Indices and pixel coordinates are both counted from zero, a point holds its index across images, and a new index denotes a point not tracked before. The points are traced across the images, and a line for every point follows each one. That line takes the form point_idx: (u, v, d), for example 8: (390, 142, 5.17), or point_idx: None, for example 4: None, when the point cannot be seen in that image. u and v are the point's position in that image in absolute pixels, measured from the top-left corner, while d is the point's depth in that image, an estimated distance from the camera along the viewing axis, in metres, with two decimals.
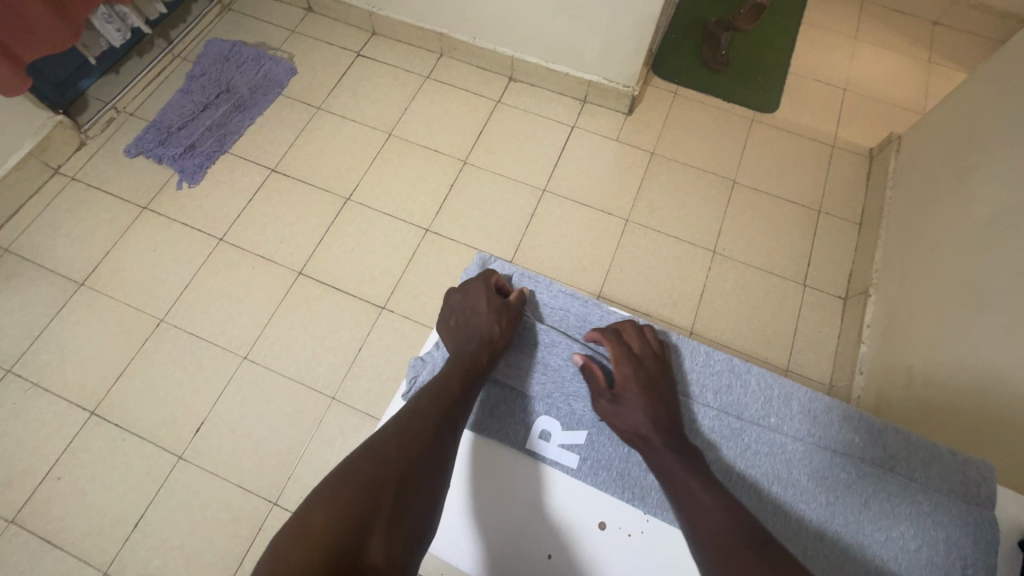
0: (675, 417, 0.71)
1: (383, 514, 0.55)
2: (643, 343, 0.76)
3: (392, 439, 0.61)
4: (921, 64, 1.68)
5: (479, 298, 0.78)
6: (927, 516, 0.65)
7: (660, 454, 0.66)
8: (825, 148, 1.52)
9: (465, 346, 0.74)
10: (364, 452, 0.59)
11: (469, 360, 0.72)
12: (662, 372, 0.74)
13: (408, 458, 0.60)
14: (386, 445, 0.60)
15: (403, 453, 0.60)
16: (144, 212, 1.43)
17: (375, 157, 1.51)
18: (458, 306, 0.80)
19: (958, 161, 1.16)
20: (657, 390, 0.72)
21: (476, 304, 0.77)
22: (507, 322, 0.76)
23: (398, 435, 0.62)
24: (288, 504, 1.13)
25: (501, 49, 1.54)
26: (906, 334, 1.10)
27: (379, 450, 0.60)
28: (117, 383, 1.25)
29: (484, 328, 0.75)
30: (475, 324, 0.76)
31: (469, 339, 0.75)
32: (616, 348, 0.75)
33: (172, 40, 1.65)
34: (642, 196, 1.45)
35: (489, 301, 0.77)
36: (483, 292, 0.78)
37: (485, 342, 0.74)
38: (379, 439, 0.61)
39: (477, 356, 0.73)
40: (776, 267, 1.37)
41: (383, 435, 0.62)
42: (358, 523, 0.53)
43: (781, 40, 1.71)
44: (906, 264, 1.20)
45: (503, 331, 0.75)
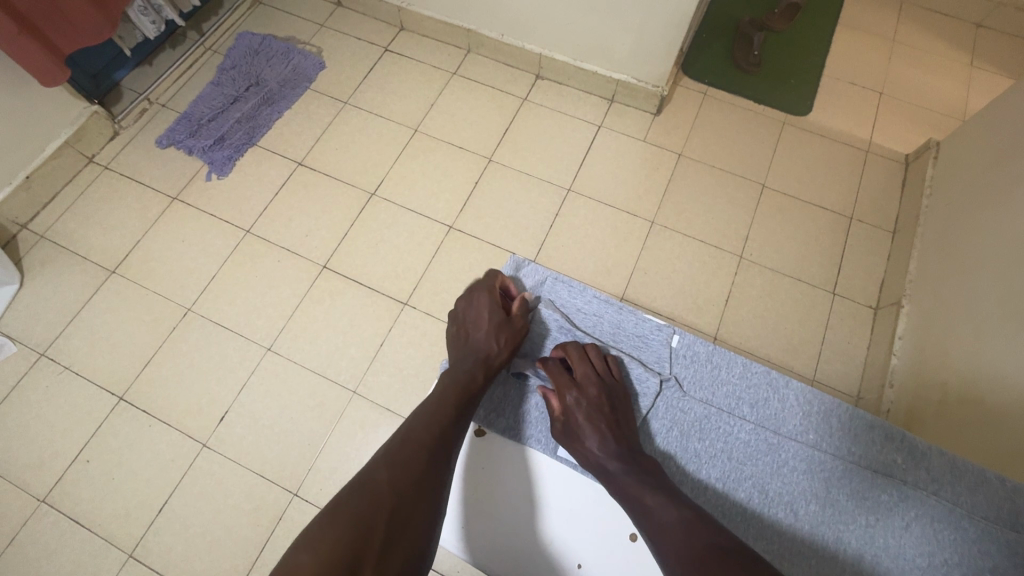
0: (626, 438, 0.70)
1: (376, 541, 0.55)
2: (586, 365, 0.75)
3: (382, 467, 0.61)
4: (962, 67, 1.63)
5: (483, 309, 0.79)
6: (972, 543, 0.63)
7: (616, 478, 0.67)
8: (859, 153, 1.48)
9: (467, 354, 0.76)
10: (354, 484, 0.59)
11: (467, 372, 0.74)
12: (606, 395, 0.72)
13: (398, 486, 0.60)
14: (374, 474, 0.60)
15: (393, 479, 0.60)
16: (174, 202, 1.46)
17: (400, 153, 1.51)
18: (463, 312, 0.82)
19: (999, 170, 1.12)
20: (603, 411, 0.71)
21: (479, 317, 0.79)
22: (505, 336, 0.77)
23: (388, 463, 0.62)
24: (308, 495, 1.15)
25: (530, 47, 1.53)
26: (941, 348, 1.07)
27: (368, 480, 0.60)
28: (145, 369, 1.27)
29: (482, 342, 0.77)
30: (476, 335, 0.78)
31: (467, 352, 0.77)
32: (558, 376, 0.75)
33: (204, 33, 1.67)
34: (668, 198, 1.43)
35: (490, 313, 0.79)
36: (487, 304, 0.80)
37: (481, 356, 0.75)
38: (368, 469, 0.61)
39: (472, 368, 0.74)
40: (805, 274, 1.34)
41: (372, 465, 0.62)
42: (350, 554, 0.52)
43: (816, 40, 1.67)
44: (941, 276, 1.16)
45: (501, 344, 0.76)
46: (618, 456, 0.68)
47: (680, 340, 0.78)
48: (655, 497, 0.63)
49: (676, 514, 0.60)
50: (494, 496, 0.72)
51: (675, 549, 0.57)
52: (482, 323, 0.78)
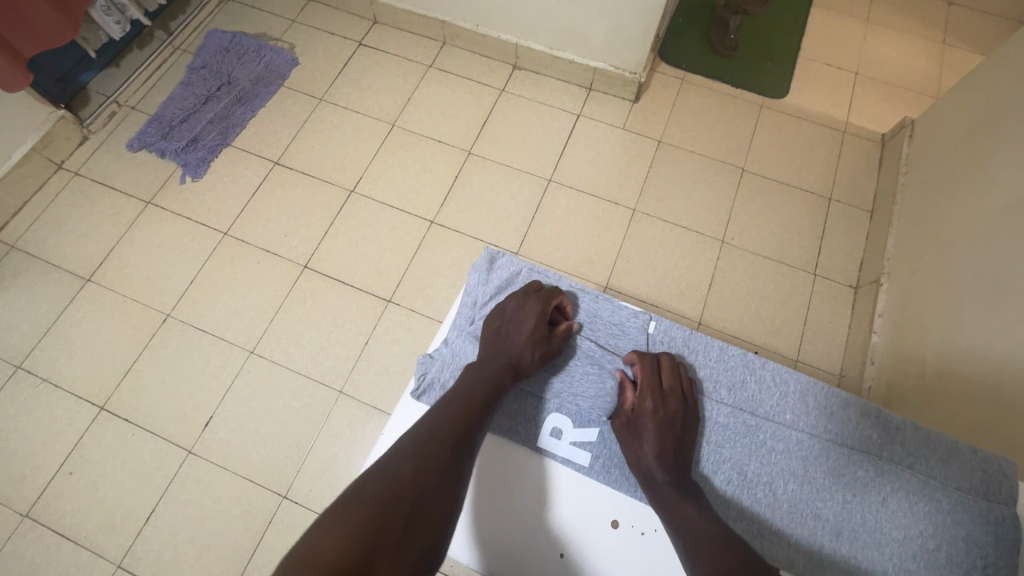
0: (685, 451, 0.69)
1: (395, 533, 0.53)
2: (673, 378, 0.72)
3: (407, 458, 0.59)
4: (935, 46, 1.64)
5: (530, 316, 0.74)
6: (946, 514, 0.64)
7: (661, 489, 0.65)
8: (836, 135, 1.49)
9: (496, 355, 0.72)
10: (377, 472, 0.58)
11: (493, 374, 0.70)
12: (682, 413, 0.70)
13: (421, 479, 0.58)
14: (398, 464, 0.59)
15: (416, 472, 0.58)
16: (148, 207, 1.43)
17: (378, 149, 1.49)
18: (505, 309, 0.76)
19: (973, 146, 1.14)
20: (673, 427, 0.69)
21: (522, 323, 0.74)
22: (541, 349, 0.73)
23: (411, 454, 0.60)
24: (297, 497, 1.14)
25: (506, 37, 1.52)
26: (919, 323, 1.09)
27: (392, 470, 0.58)
28: (126, 378, 1.25)
29: (516, 348, 0.72)
30: (509, 340, 0.73)
31: (500, 355, 0.72)
32: (646, 376, 0.72)
33: (172, 32, 1.63)
34: (649, 185, 1.43)
35: (535, 324, 0.74)
36: (536, 313, 0.75)
37: (512, 362, 0.72)
38: (391, 458, 0.60)
39: (501, 371, 0.71)
40: (786, 256, 1.35)
41: (398, 455, 0.60)
42: (370, 546, 0.51)
43: (791, 22, 1.68)
44: (918, 251, 1.18)
45: (535, 356, 0.73)
46: (669, 467, 0.67)
47: (656, 326, 0.79)
48: (693, 508, 0.63)
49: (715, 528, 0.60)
50: (485, 495, 0.71)
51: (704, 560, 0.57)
52: (523, 333, 0.73)
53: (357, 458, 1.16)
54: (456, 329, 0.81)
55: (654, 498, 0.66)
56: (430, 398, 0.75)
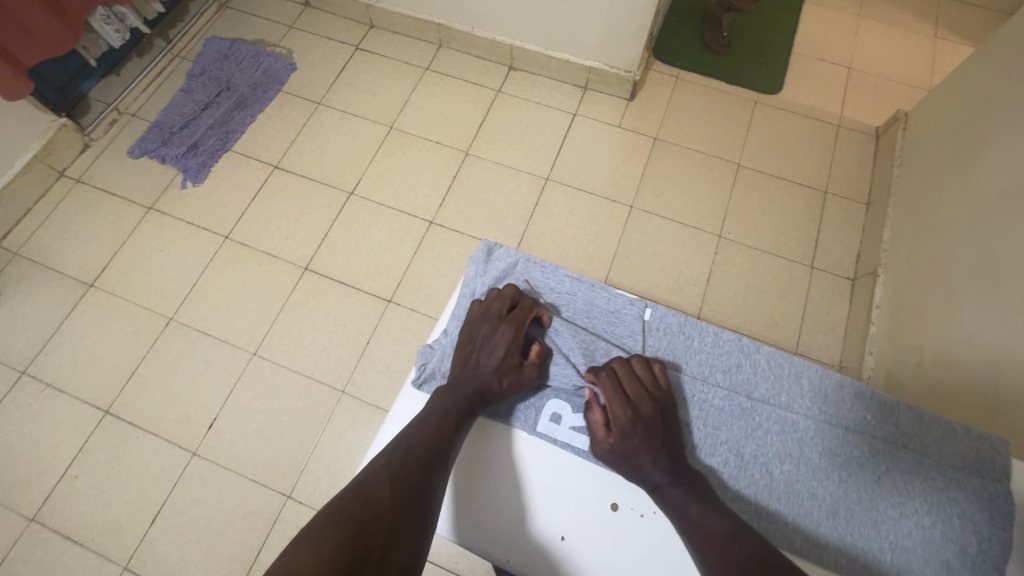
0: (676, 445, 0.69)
1: (374, 553, 0.53)
2: (637, 381, 0.71)
3: (385, 480, 0.60)
4: (928, 39, 1.65)
5: (502, 343, 0.74)
6: (940, 492, 0.65)
7: (664, 491, 0.65)
8: (831, 128, 1.50)
9: (466, 378, 0.73)
10: (355, 493, 0.58)
11: (463, 400, 0.70)
12: (660, 418, 0.70)
13: (397, 497, 0.59)
14: (375, 485, 0.59)
15: (393, 489, 0.59)
16: (149, 212, 1.44)
17: (376, 150, 1.50)
18: (478, 332, 0.76)
19: (966, 136, 1.15)
20: (655, 429, 0.69)
21: (494, 350, 0.74)
22: (510, 378, 0.73)
23: (390, 473, 0.61)
24: (302, 497, 1.15)
25: (501, 39, 1.53)
26: (914, 315, 1.10)
27: (369, 490, 0.59)
28: (130, 381, 1.26)
29: (485, 374, 0.72)
30: (479, 364, 0.74)
31: (465, 382, 0.72)
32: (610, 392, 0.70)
33: (171, 40, 1.65)
34: (645, 182, 1.45)
35: (506, 352, 0.73)
36: (505, 340, 0.74)
37: (481, 387, 0.72)
38: (370, 478, 0.60)
39: (471, 392, 0.71)
40: (783, 249, 1.36)
41: (375, 475, 0.61)
42: (351, 562, 0.51)
43: (784, 19, 1.69)
44: (914, 242, 1.19)
45: (503, 385, 0.72)
46: (666, 467, 0.66)
47: (652, 313, 0.79)
48: (700, 508, 0.63)
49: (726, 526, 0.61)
50: (483, 483, 0.71)
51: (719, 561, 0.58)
52: (494, 360, 0.73)
53: (360, 457, 1.17)
54: (453, 317, 0.82)
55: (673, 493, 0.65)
56: (430, 387, 0.77)
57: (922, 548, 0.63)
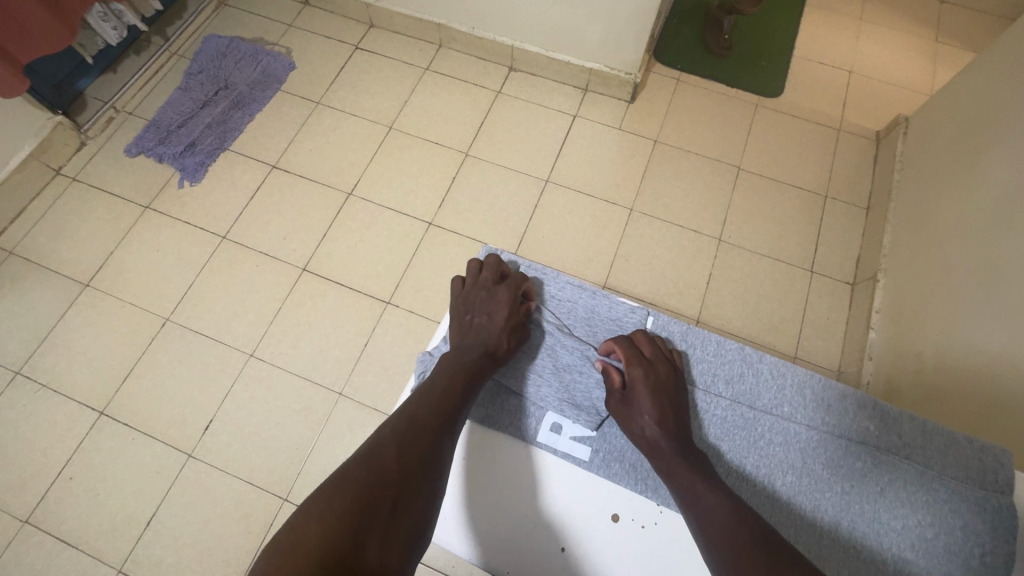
0: (684, 431, 0.69)
1: (381, 515, 0.53)
2: (654, 348, 0.75)
3: (390, 443, 0.59)
4: (929, 44, 1.65)
5: (501, 305, 0.76)
6: (943, 504, 0.64)
7: (667, 459, 0.66)
8: (831, 132, 1.50)
9: (472, 344, 0.74)
10: (361, 456, 0.57)
11: (470, 364, 0.71)
12: (672, 377, 0.72)
13: (404, 463, 0.58)
14: (382, 448, 0.58)
15: (400, 452, 0.58)
16: (146, 211, 1.43)
17: (375, 151, 1.49)
18: (476, 302, 0.79)
19: (967, 141, 1.15)
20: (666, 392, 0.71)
21: (495, 312, 0.76)
22: (513, 338, 0.75)
23: (395, 437, 0.60)
24: (298, 500, 1.14)
25: (501, 39, 1.53)
26: (915, 318, 1.10)
27: (375, 456, 0.57)
28: (126, 382, 1.25)
29: (490, 335, 0.74)
30: (483, 327, 0.76)
31: (470, 347, 0.74)
32: (629, 352, 0.74)
33: (169, 37, 1.63)
34: (645, 185, 1.44)
35: (508, 312, 0.76)
36: (506, 300, 0.76)
37: (489, 350, 0.73)
38: (375, 442, 0.59)
39: (477, 356, 0.72)
40: (783, 253, 1.35)
41: (380, 438, 0.60)
42: (358, 525, 0.51)
43: (785, 22, 1.69)
44: (915, 246, 1.19)
45: (509, 345, 0.75)
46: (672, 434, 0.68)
47: (653, 321, 0.79)
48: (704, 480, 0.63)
49: (725, 503, 0.60)
50: (482, 494, 0.70)
51: (721, 536, 0.58)
52: (497, 319, 0.75)
53: None
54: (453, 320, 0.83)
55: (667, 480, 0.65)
56: None
57: (925, 560, 0.63)
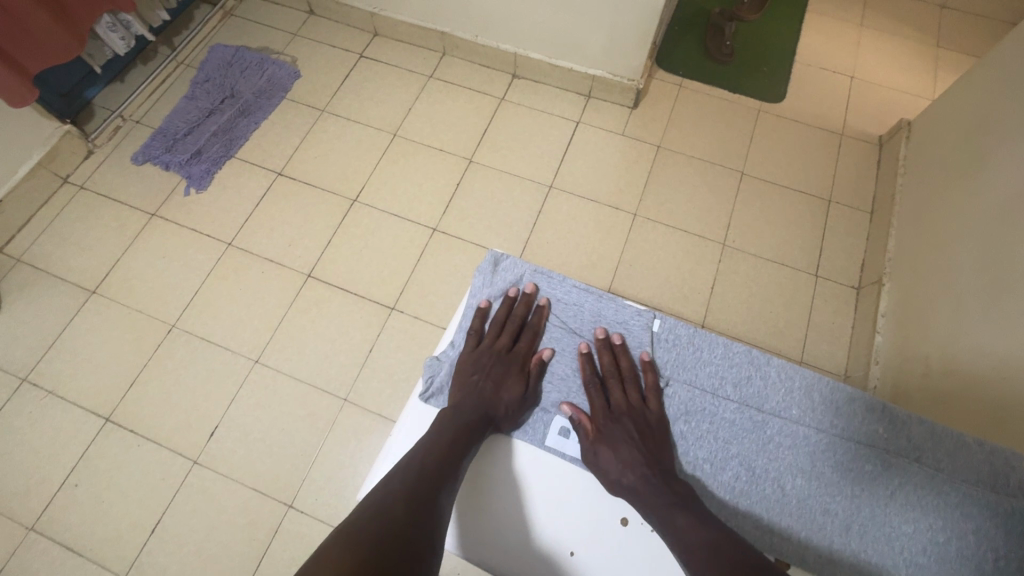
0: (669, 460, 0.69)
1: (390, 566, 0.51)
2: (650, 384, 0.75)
3: (398, 498, 0.59)
4: (930, 49, 1.66)
5: (512, 377, 0.76)
6: (954, 507, 0.64)
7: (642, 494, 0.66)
8: (834, 137, 1.50)
9: (471, 403, 0.73)
10: (369, 510, 0.57)
11: (470, 418, 0.70)
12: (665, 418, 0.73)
13: (412, 515, 0.57)
14: (390, 502, 0.58)
15: (407, 506, 0.58)
16: (153, 219, 1.44)
17: (379, 158, 1.50)
18: (485, 352, 0.78)
19: (971, 144, 1.15)
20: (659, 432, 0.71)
21: (503, 376, 0.76)
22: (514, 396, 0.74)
23: (403, 493, 0.60)
24: (304, 506, 1.14)
25: (504, 47, 1.54)
26: (922, 322, 1.09)
27: (384, 507, 0.57)
28: (132, 389, 1.25)
29: (493, 395, 0.73)
30: (484, 387, 0.75)
31: (470, 400, 0.73)
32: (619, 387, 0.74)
33: (176, 47, 1.65)
34: (649, 190, 1.45)
35: (514, 381, 0.75)
36: (515, 372, 0.76)
37: (487, 412, 0.72)
38: (383, 495, 0.59)
39: (476, 415, 0.71)
40: (787, 258, 1.35)
41: (387, 492, 0.60)
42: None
43: (786, 28, 1.70)
44: (920, 249, 1.18)
45: (509, 402, 0.74)
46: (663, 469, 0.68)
47: (661, 324, 0.78)
48: (685, 517, 0.62)
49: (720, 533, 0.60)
50: (490, 498, 0.70)
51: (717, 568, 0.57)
52: (501, 386, 0.75)
53: (363, 465, 1.16)
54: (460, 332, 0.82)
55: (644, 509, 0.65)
56: (438, 399, 0.76)
57: (938, 565, 0.62)
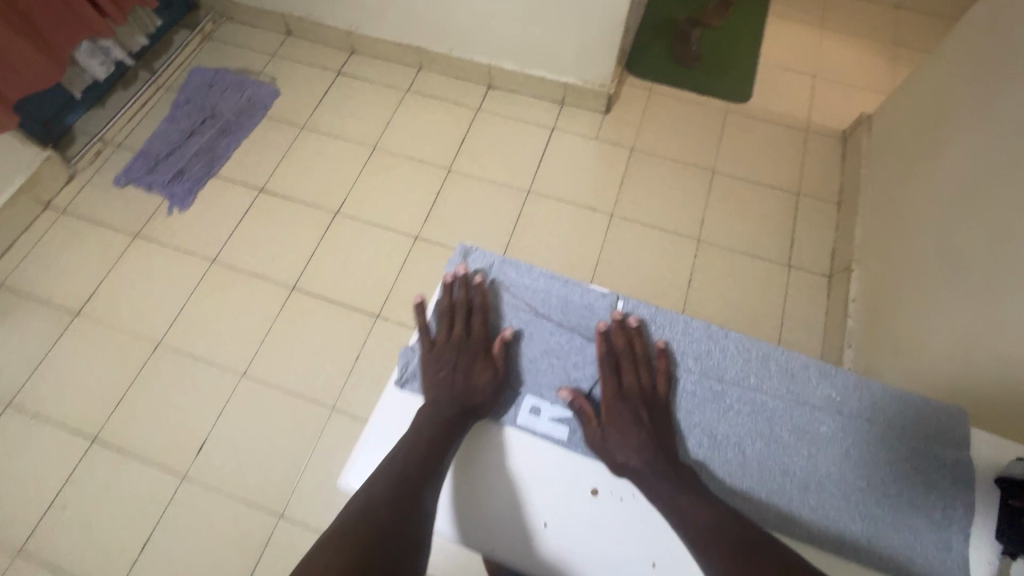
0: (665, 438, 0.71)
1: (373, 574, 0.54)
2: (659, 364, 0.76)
3: (381, 501, 0.61)
4: (887, 47, 1.73)
5: (479, 365, 0.77)
6: (903, 462, 0.68)
7: (647, 478, 0.67)
8: (800, 133, 1.56)
9: (446, 398, 0.74)
10: (355, 514, 0.59)
11: (452, 413, 0.71)
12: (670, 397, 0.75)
13: (395, 518, 0.59)
14: (373, 505, 0.60)
15: (391, 509, 0.60)
16: (136, 239, 1.45)
17: (360, 171, 1.53)
18: (452, 344, 0.78)
19: (926, 133, 1.20)
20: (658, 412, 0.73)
21: (473, 366, 0.77)
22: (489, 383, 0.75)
23: (385, 495, 0.62)
24: (294, 516, 1.14)
25: (478, 59, 1.58)
26: (890, 304, 1.13)
27: (369, 512, 0.59)
28: (118, 408, 1.25)
29: (468, 387, 0.74)
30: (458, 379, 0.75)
31: (447, 397, 0.74)
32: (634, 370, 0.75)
33: (155, 71, 1.68)
34: (624, 191, 1.49)
35: (481, 367, 0.77)
36: (481, 356, 0.77)
37: (461, 405, 0.72)
38: (367, 499, 0.61)
39: (455, 409, 0.72)
40: (761, 251, 1.39)
41: (371, 495, 0.62)
42: None
43: (749, 32, 1.76)
44: (884, 236, 1.23)
45: (487, 389, 0.75)
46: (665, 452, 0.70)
47: (624, 306, 0.80)
48: (688, 498, 0.65)
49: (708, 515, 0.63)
50: (463, 477, 0.71)
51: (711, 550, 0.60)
52: (472, 377, 0.75)
53: None
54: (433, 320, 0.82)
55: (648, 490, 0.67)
56: (413, 385, 0.77)
57: (890, 516, 0.66)
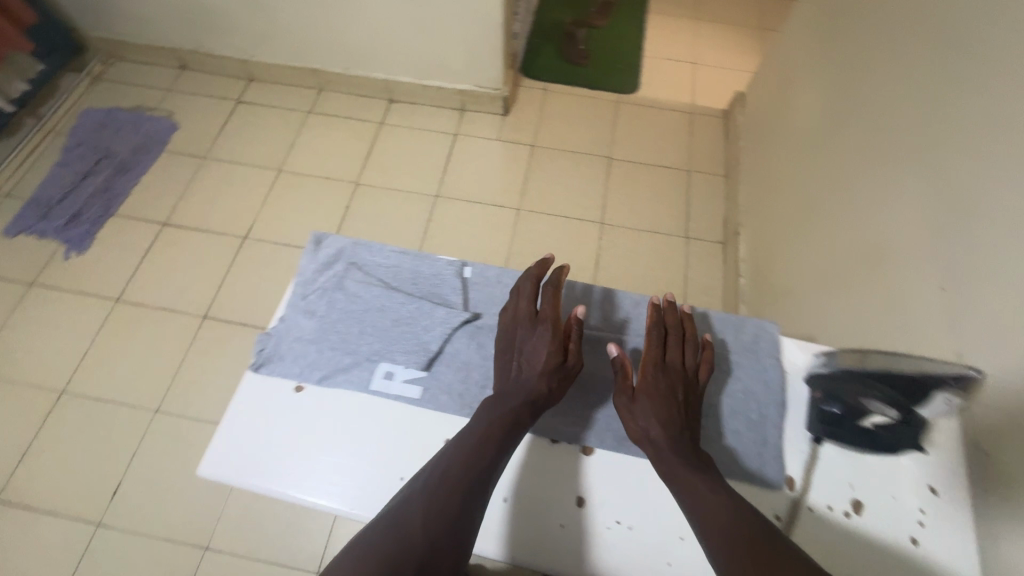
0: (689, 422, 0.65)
1: None
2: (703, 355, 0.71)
3: (415, 511, 0.57)
4: (755, 32, 1.89)
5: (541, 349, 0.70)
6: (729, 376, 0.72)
7: (662, 460, 0.62)
8: (686, 116, 1.67)
9: (510, 390, 0.67)
10: (386, 523, 0.56)
11: (508, 410, 0.65)
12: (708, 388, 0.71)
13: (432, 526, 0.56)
14: (406, 513, 0.57)
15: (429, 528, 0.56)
16: (32, 287, 1.39)
17: (267, 194, 1.53)
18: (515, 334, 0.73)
19: (782, 101, 1.32)
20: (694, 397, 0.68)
21: (537, 355, 0.70)
22: (558, 377, 0.68)
23: (422, 507, 0.57)
24: (220, 545, 1.11)
25: (375, 75, 1.63)
26: (769, 258, 1.22)
27: (402, 526, 0.56)
28: (22, 463, 1.19)
29: (531, 381, 0.67)
30: (521, 374, 0.69)
31: (515, 391, 0.67)
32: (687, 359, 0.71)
33: (43, 117, 1.64)
34: (529, 186, 1.55)
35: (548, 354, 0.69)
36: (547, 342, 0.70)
37: (530, 397, 0.66)
38: (403, 511, 0.57)
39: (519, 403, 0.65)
40: (660, 226, 1.48)
41: (404, 502, 0.58)
42: None
43: (632, 29, 1.89)
44: (761, 197, 1.33)
45: (553, 386, 0.68)
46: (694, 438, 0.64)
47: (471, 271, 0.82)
48: (705, 482, 0.58)
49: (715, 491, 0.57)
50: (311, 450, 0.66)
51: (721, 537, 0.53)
52: (537, 366, 0.69)
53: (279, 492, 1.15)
54: (291, 305, 0.79)
55: (660, 470, 0.62)
56: (267, 368, 0.72)
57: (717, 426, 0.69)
